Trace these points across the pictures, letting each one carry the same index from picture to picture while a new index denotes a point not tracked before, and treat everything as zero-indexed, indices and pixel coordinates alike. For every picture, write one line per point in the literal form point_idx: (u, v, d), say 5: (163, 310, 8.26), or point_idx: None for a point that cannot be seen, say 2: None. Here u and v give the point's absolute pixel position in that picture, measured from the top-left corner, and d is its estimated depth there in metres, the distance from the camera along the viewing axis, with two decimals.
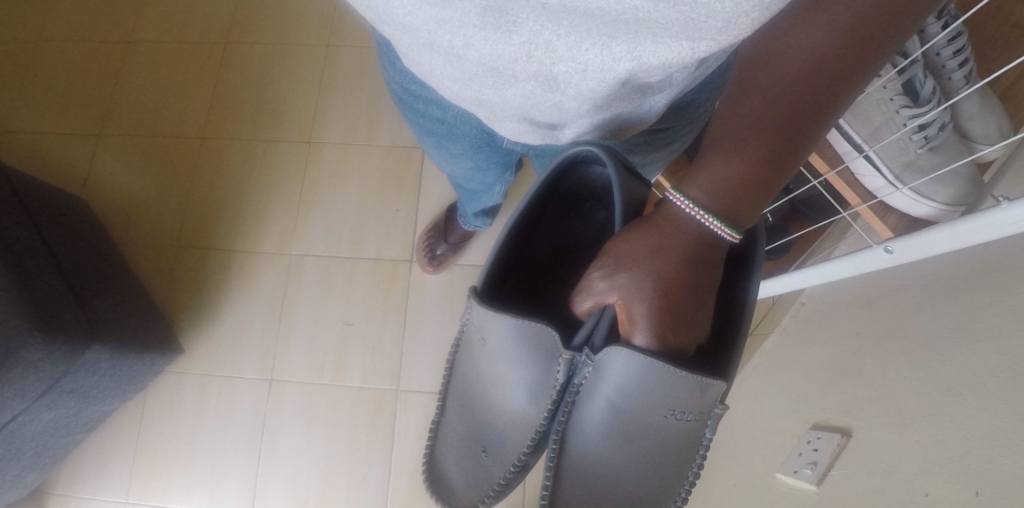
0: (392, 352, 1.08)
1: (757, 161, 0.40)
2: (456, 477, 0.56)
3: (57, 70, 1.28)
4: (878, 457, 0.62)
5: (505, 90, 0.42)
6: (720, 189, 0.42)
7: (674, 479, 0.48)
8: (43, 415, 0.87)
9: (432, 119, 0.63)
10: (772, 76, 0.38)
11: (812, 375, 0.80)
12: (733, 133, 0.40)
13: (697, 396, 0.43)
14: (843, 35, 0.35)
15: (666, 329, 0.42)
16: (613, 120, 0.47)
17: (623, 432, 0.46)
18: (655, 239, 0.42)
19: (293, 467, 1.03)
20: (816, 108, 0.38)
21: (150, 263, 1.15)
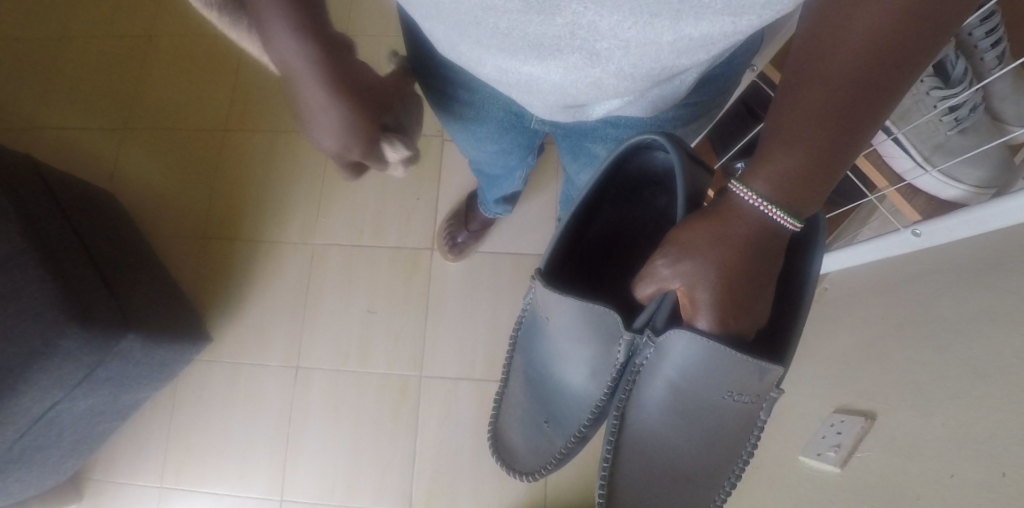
0: (415, 339, 1.10)
1: (818, 153, 0.40)
2: (520, 443, 0.65)
3: (83, 64, 1.31)
4: (903, 439, 0.63)
5: (544, 69, 0.45)
6: (783, 184, 0.41)
7: (727, 454, 0.53)
8: (82, 402, 0.90)
9: (459, 100, 0.64)
10: (827, 68, 0.37)
11: (835, 358, 0.81)
12: (791, 127, 0.40)
13: (754, 379, 0.47)
14: (901, 19, 0.34)
15: (725, 315, 0.45)
16: (647, 98, 0.49)
17: (680, 409, 0.51)
18: (722, 231, 0.43)
19: (320, 452, 1.06)
20: (877, 96, 0.37)
21: (179, 253, 1.17)
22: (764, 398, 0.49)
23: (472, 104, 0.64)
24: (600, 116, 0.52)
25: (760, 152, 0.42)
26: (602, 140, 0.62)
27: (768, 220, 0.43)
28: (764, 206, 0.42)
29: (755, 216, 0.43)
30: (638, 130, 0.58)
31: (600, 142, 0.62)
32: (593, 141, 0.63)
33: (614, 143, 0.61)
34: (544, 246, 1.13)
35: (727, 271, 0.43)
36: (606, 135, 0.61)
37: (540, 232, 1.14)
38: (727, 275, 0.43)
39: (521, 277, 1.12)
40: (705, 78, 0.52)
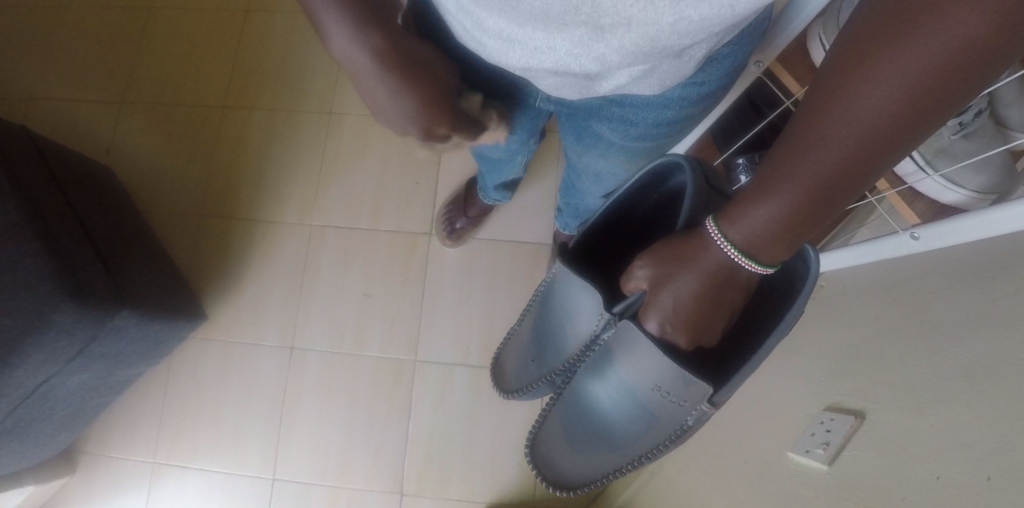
0: (411, 324, 1.10)
1: (793, 218, 0.42)
2: (512, 369, 0.79)
3: (81, 35, 1.29)
4: (892, 439, 0.63)
5: (547, 40, 0.45)
6: (757, 234, 0.45)
7: (654, 440, 0.59)
8: (75, 377, 0.90)
9: (463, 75, 0.63)
10: (819, 138, 0.38)
11: (828, 357, 0.81)
12: (773, 189, 0.42)
13: (680, 386, 0.53)
14: (892, 118, 0.35)
15: (673, 327, 0.51)
16: (654, 74, 0.49)
17: (624, 390, 0.58)
18: (688, 255, 0.50)
19: (314, 432, 1.07)
20: (857, 180, 0.39)
21: (175, 230, 1.17)
22: (693, 408, 0.54)
23: (475, 81, 0.63)
24: (605, 92, 0.53)
25: (744, 202, 0.45)
26: (608, 120, 0.62)
27: (729, 261, 0.48)
28: (732, 253, 0.47)
29: (716, 254, 0.48)
30: (644, 110, 0.58)
31: (605, 122, 0.62)
32: (598, 120, 0.63)
33: (619, 122, 0.61)
34: (541, 235, 1.13)
35: (682, 291, 0.50)
36: (611, 115, 0.61)
37: (537, 221, 1.14)
38: (677, 292, 0.50)
39: (519, 264, 1.12)
40: (714, 59, 0.52)
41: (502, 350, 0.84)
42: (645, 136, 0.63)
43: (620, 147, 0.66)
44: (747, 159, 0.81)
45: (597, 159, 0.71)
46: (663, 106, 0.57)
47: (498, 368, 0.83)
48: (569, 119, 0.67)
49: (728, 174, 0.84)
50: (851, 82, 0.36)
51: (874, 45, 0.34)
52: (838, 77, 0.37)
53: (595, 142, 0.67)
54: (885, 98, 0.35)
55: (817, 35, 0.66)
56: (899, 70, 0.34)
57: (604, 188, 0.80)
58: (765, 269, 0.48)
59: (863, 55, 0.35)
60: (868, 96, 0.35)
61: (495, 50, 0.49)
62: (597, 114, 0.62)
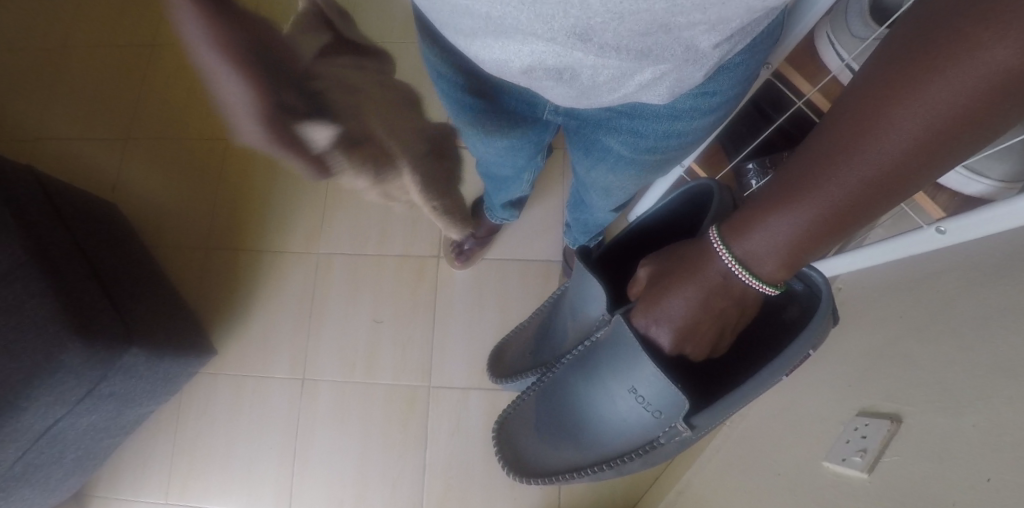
0: (423, 349, 1.08)
1: (804, 239, 0.41)
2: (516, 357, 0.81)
3: (83, 76, 1.29)
4: (934, 442, 0.61)
5: (541, 56, 0.44)
6: (764, 253, 0.44)
7: (622, 448, 0.58)
8: (84, 418, 0.88)
9: (471, 90, 0.63)
10: (849, 151, 0.36)
11: (856, 362, 0.79)
12: (785, 210, 0.41)
13: (658, 394, 0.51)
14: (922, 145, 0.34)
15: (659, 328, 0.51)
16: (661, 84, 0.48)
17: (602, 392, 0.56)
18: (689, 264, 0.49)
19: (328, 464, 1.04)
20: (876, 204, 0.38)
21: (181, 264, 1.16)
22: (669, 425, 0.52)
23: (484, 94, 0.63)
24: (614, 99, 0.51)
25: (751, 220, 0.44)
26: (617, 131, 0.61)
27: (730, 273, 0.47)
28: (734, 266, 0.46)
29: (717, 266, 0.47)
30: (654, 120, 0.57)
31: (614, 133, 0.61)
32: (607, 131, 0.62)
33: (628, 134, 0.60)
34: (551, 253, 1.12)
35: (679, 299, 0.49)
36: (621, 126, 0.60)
37: (546, 239, 1.12)
38: (671, 293, 0.50)
39: (529, 283, 1.10)
40: (726, 67, 0.51)
41: (512, 341, 0.87)
42: (655, 148, 0.62)
43: (628, 160, 0.65)
44: (757, 164, 0.80)
45: (606, 174, 0.70)
46: (674, 117, 0.56)
47: (502, 359, 0.86)
48: (577, 131, 0.66)
49: (740, 180, 0.82)
50: (882, 105, 0.34)
51: (911, 67, 0.33)
52: (867, 99, 0.35)
53: (604, 155, 0.66)
54: (917, 123, 0.33)
55: (826, 34, 0.65)
56: (935, 95, 0.32)
57: (613, 201, 0.79)
58: (769, 287, 0.47)
59: (898, 78, 0.33)
60: (899, 121, 0.34)
61: (492, 60, 0.48)
62: (606, 125, 0.61)
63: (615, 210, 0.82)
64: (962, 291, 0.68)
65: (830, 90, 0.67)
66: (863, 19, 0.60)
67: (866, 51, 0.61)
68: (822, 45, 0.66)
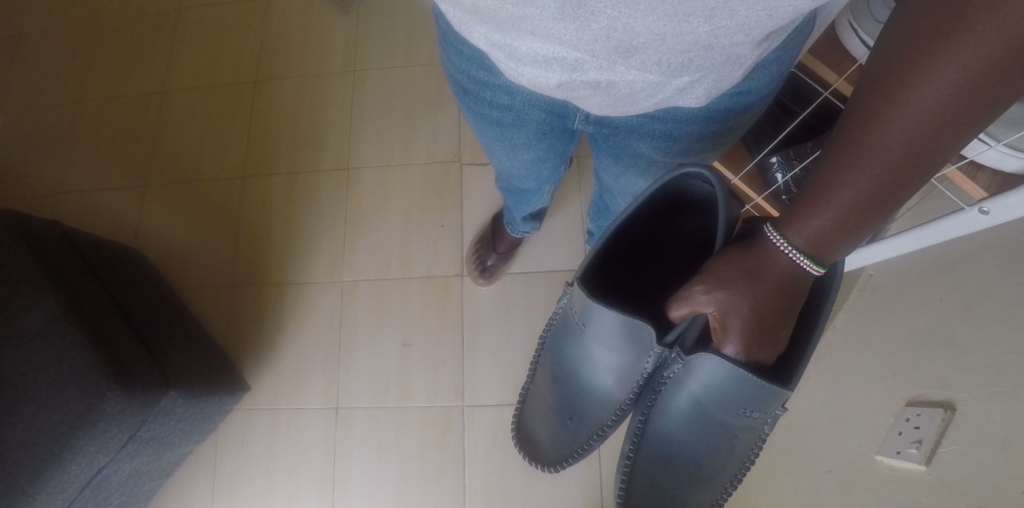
0: (454, 369, 1.08)
1: (859, 213, 0.42)
2: (541, 438, 0.75)
3: (99, 128, 1.32)
4: (994, 429, 0.59)
5: (584, 66, 0.45)
6: (820, 237, 0.44)
7: (739, 456, 0.59)
8: (127, 464, 0.89)
9: (498, 107, 0.63)
10: (875, 134, 0.38)
11: (899, 349, 0.77)
12: (835, 186, 0.41)
13: (760, 400, 0.52)
14: (959, 101, 0.34)
15: (756, 350, 0.50)
16: (700, 87, 0.48)
17: (703, 420, 0.57)
18: (760, 284, 0.48)
19: (369, 492, 1.03)
20: (927, 164, 0.38)
21: (208, 303, 1.16)
22: (771, 417, 0.54)
23: (511, 108, 0.63)
24: (651, 105, 0.51)
25: (803, 207, 0.44)
26: (648, 138, 0.61)
27: (794, 265, 0.47)
28: (793, 253, 0.46)
29: (782, 263, 0.47)
30: (688, 123, 0.57)
31: (645, 140, 0.61)
32: (637, 138, 0.61)
33: (661, 139, 0.60)
34: (575, 262, 1.11)
35: (764, 314, 0.48)
36: (652, 132, 0.59)
37: (569, 249, 1.12)
38: (758, 315, 0.48)
39: (555, 294, 1.10)
40: (760, 66, 0.50)
41: (517, 424, 0.80)
42: (689, 149, 0.62)
43: (660, 163, 0.65)
44: (781, 157, 0.80)
45: (635, 178, 0.70)
46: (707, 118, 0.56)
47: (523, 447, 0.78)
48: (604, 141, 0.66)
49: (764, 174, 0.82)
50: (900, 82, 0.36)
51: (931, 30, 0.34)
52: (893, 66, 0.36)
53: (634, 161, 0.66)
54: (951, 81, 0.34)
55: (848, 22, 0.64)
56: (964, 50, 0.33)
57: None
58: (819, 269, 0.47)
59: (924, 41, 0.34)
60: (932, 81, 0.34)
61: (530, 73, 0.48)
62: (637, 132, 0.60)
63: None
64: (1007, 271, 0.66)
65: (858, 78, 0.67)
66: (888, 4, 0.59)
67: None
68: (845, 32, 0.65)
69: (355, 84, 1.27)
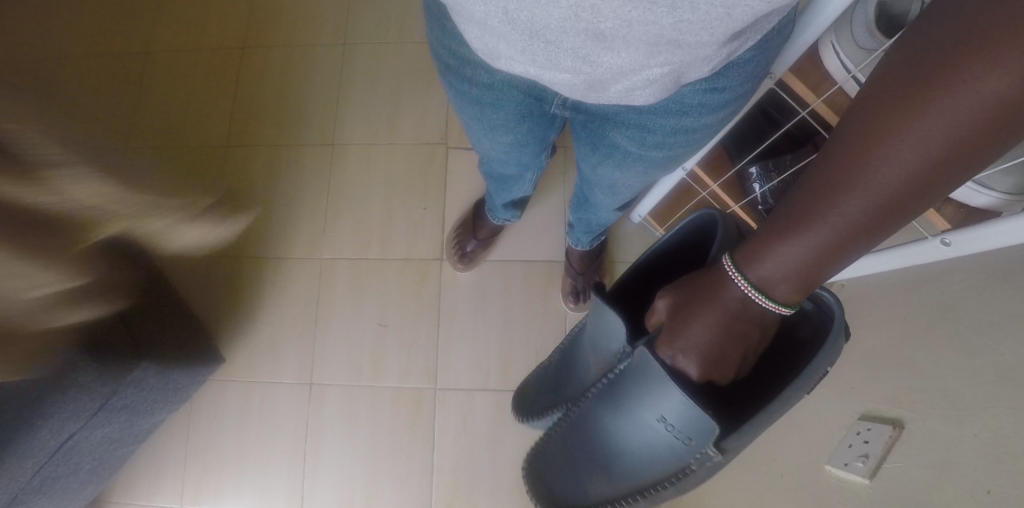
0: (429, 352, 1.09)
1: (816, 265, 0.41)
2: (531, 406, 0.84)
3: (80, 86, 1.29)
4: (933, 451, 0.61)
5: (559, 48, 0.45)
6: (782, 276, 0.43)
7: (651, 478, 0.53)
8: (98, 431, 0.90)
9: (478, 85, 0.62)
10: (847, 182, 0.37)
11: (858, 363, 0.79)
12: (793, 236, 0.41)
13: (680, 416, 0.47)
14: (929, 164, 0.34)
15: (686, 360, 0.48)
16: (671, 79, 0.47)
17: (617, 422, 0.53)
18: (706, 311, 0.48)
19: (339, 468, 1.05)
20: (882, 229, 0.38)
21: (187, 273, 1.16)
22: (697, 450, 0.48)
23: (492, 86, 0.62)
24: (617, 94, 0.50)
25: (766, 244, 0.43)
26: (626, 128, 0.60)
27: (744, 295, 0.46)
28: (747, 288, 0.46)
29: (733, 290, 0.46)
30: (662, 116, 0.55)
31: (622, 129, 0.60)
32: (615, 126, 0.60)
33: (636, 130, 0.59)
34: (554, 253, 1.12)
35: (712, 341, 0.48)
36: (628, 121, 0.58)
37: (548, 241, 1.12)
38: (702, 335, 0.48)
39: (533, 284, 1.11)
40: (734, 64, 0.49)
41: (529, 389, 0.89)
42: (662, 144, 0.60)
43: (635, 156, 0.64)
44: (760, 168, 0.79)
45: (613, 171, 0.69)
46: (683, 114, 0.55)
47: (519, 407, 0.89)
48: (585, 128, 0.66)
49: (743, 184, 0.83)
50: (878, 133, 0.35)
51: (908, 95, 0.33)
52: (872, 114, 0.35)
53: (610, 152, 0.65)
54: (918, 150, 0.34)
55: (830, 42, 0.65)
56: (942, 113, 0.32)
57: (617, 199, 0.78)
58: (786, 309, 0.46)
59: (906, 92, 0.34)
60: (900, 147, 0.34)
61: (505, 55, 0.48)
62: (613, 120, 0.60)
63: (619, 207, 0.81)
64: (964, 295, 0.68)
65: (835, 100, 0.67)
66: (867, 29, 0.60)
67: (871, 63, 0.61)
68: (825, 51, 0.65)
69: (343, 58, 1.25)
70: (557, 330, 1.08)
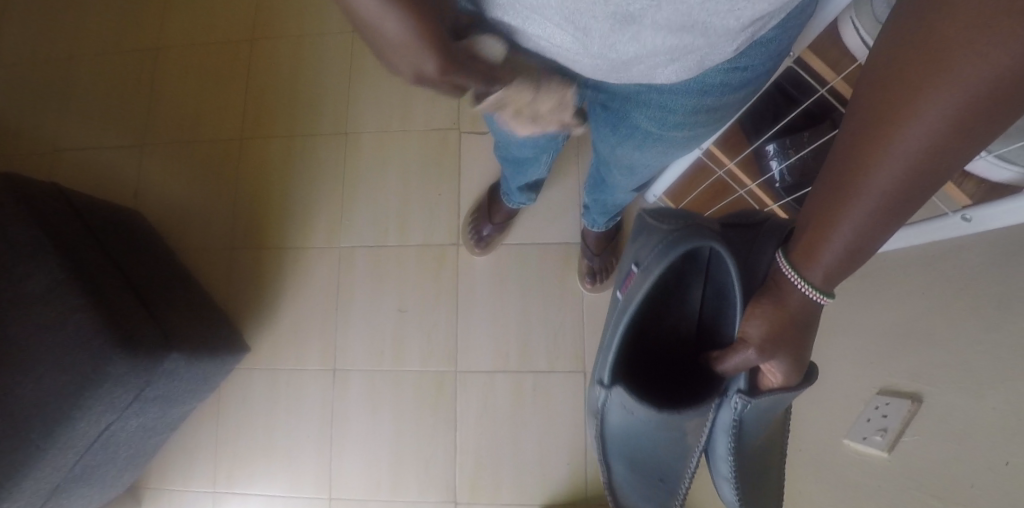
0: (448, 335, 1.11)
1: (852, 254, 0.42)
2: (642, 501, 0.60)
3: (95, 84, 1.30)
4: (952, 423, 0.62)
5: (582, 32, 0.45)
6: (829, 270, 0.44)
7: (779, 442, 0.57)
8: (134, 420, 0.93)
9: (499, 65, 0.62)
10: (861, 180, 0.38)
11: (875, 338, 0.80)
12: (828, 228, 0.41)
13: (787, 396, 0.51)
14: (937, 152, 0.34)
15: (777, 372, 0.48)
16: (696, 58, 0.47)
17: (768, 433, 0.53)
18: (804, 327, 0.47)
19: (365, 450, 1.08)
20: (920, 197, 0.37)
21: (208, 263, 1.19)
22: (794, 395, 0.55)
23: (512, 66, 0.62)
24: (640, 73, 0.50)
25: (808, 245, 0.44)
26: (644, 108, 0.60)
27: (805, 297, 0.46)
28: (788, 272, 0.46)
29: (795, 295, 0.46)
30: (682, 96, 0.55)
31: (642, 109, 0.60)
32: (636, 108, 0.60)
33: (656, 110, 0.59)
34: (569, 234, 1.13)
35: (752, 317, 0.48)
36: (649, 101, 0.58)
37: (563, 222, 1.13)
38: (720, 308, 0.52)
39: (550, 266, 1.12)
40: (757, 43, 0.48)
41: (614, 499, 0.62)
42: (684, 124, 0.60)
43: (655, 136, 0.64)
44: (777, 145, 0.80)
45: (631, 151, 0.69)
46: (706, 94, 0.55)
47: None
48: (603, 109, 0.65)
49: (760, 161, 0.83)
50: (875, 134, 0.36)
51: (898, 81, 0.34)
52: (874, 112, 0.36)
53: (630, 132, 0.65)
54: (935, 124, 0.33)
55: (848, 16, 0.64)
56: (933, 104, 0.33)
57: (635, 179, 0.79)
58: (824, 297, 0.45)
59: (897, 84, 0.35)
60: (916, 122, 0.34)
61: (530, 34, 0.48)
62: (634, 101, 0.60)
63: (636, 188, 0.82)
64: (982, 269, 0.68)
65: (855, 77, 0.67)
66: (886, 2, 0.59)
67: None
68: (845, 26, 0.65)
69: (353, 45, 1.25)
70: (575, 311, 1.10)
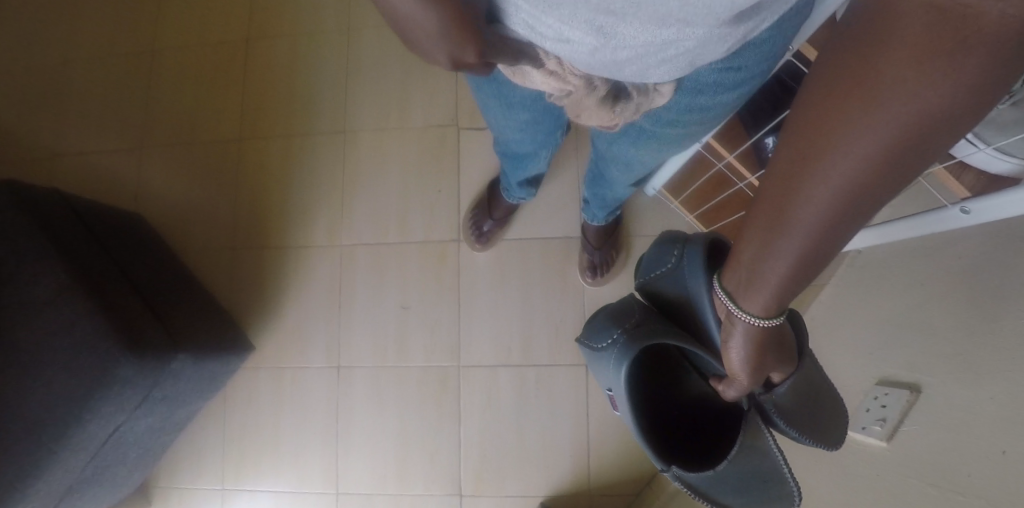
0: (450, 331, 1.12)
1: (794, 278, 0.41)
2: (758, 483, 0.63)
3: (92, 86, 1.30)
4: (949, 413, 0.63)
5: (572, 45, 0.45)
6: (771, 292, 0.44)
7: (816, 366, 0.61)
8: (142, 421, 0.94)
9: (495, 64, 0.62)
10: (801, 207, 0.37)
11: (874, 329, 0.81)
12: (769, 253, 0.41)
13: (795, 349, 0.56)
14: (872, 174, 0.34)
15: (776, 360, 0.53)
16: (687, 63, 0.47)
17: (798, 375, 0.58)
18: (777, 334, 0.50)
19: (370, 445, 1.10)
20: (859, 222, 0.37)
21: (210, 263, 1.19)
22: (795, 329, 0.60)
23: (508, 66, 0.62)
24: (631, 79, 0.50)
25: (753, 268, 0.43)
26: None
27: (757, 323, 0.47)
28: (734, 307, 0.48)
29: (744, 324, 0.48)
30: (676, 96, 0.56)
31: None
32: None
33: (651, 109, 0.59)
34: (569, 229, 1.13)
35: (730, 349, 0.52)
36: None
37: (563, 217, 1.13)
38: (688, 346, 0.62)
39: (550, 261, 1.13)
40: (751, 45, 0.49)
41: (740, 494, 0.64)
42: (678, 122, 0.60)
43: (651, 134, 0.64)
44: None
45: (628, 148, 0.70)
46: (700, 93, 0.55)
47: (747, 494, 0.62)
48: None
49: (758, 154, 0.83)
50: (814, 157, 0.36)
51: (838, 101, 0.34)
52: (811, 134, 0.36)
53: (626, 129, 0.66)
54: (870, 145, 0.33)
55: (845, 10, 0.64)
56: (871, 127, 0.33)
57: (632, 175, 0.79)
58: (769, 320, 0.47)
59: (835, 105, 0.34)
60: (848, 144, 0.34)
61: (518, 42, 0.48)
62: None
63: (634, 183, 0.82)
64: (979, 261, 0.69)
65: None
66: None
67: None
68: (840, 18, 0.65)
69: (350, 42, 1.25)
70: (576, 305, 1.10)
